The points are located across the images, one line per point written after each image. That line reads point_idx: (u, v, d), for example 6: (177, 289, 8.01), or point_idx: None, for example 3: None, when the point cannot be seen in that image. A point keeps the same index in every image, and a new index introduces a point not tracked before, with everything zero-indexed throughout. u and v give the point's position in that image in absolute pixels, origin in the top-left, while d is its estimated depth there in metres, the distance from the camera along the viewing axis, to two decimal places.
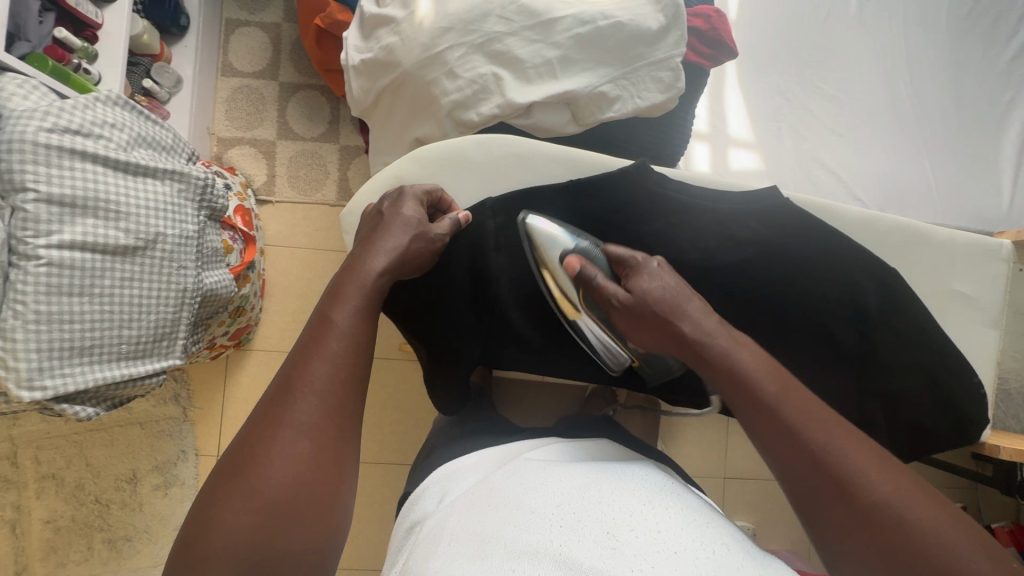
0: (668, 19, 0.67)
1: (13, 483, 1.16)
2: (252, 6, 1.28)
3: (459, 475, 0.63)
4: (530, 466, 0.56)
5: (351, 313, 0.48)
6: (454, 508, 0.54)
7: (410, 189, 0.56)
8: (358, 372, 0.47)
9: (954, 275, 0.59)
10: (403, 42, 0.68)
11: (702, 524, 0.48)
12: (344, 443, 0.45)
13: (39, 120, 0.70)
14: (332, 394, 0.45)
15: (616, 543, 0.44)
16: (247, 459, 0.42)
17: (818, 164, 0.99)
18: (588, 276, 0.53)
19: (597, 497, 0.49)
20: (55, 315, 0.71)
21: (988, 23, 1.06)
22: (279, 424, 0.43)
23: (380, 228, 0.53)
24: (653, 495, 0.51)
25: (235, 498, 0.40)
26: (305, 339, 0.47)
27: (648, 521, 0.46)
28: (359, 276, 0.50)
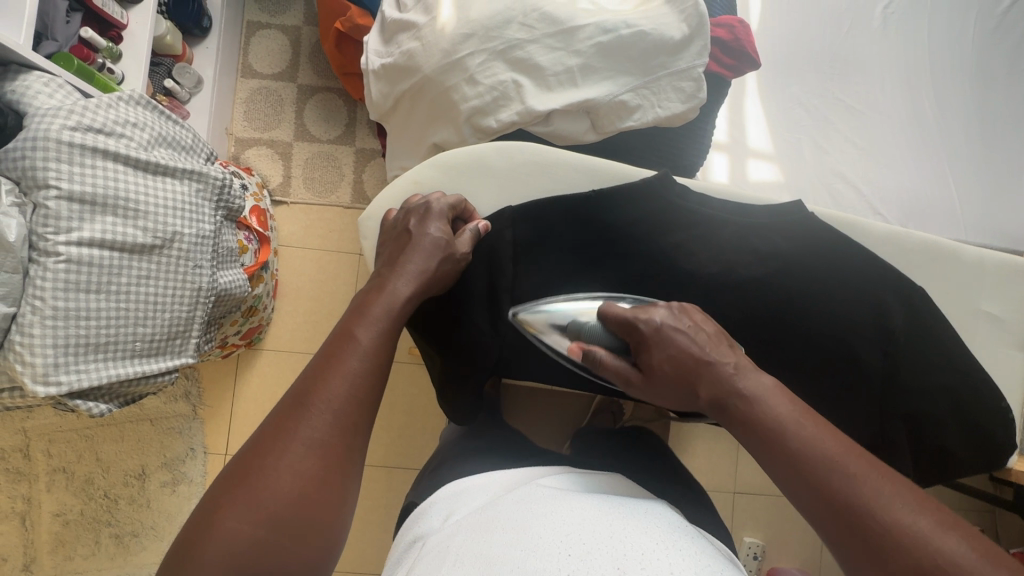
0: (691, 28, 0.67)
1: (25, 475, 1.17)
2: (273, 8, 1.29)
3: (465, 496, 0.62)
4: (541, 496, 0.54)
5: (374, 332, 0.48)
6: (459, 530, 0.53)
7: (435, 202, 0.56)
8: (374, 393, 0.47)
9: (982, 295, 0.57)
10: (424, 47, 0.68)
11: (717, 570, 0.46)
12: (352, 466, 0.44)
13: (63, 118, 0.71)
14: (347, 413, 0.44)
15: (626, 575, 0.42)
16: (254, 468, 0.41)
17: (840, 177, 0.97)
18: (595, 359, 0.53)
19: (607, 529, 0.47)
20: (72, 311, 0.71)
21: (1017, 37, 1.04)
22: (290, 437, 0.42)
23: (407, 247, 0.54)
24: (664, 534, 0.49)
25: (237, 507, 0.39)
26: (327, 352, 0.47)
27: (660, 557, 0.44)
28: (386, 297, 0.50)
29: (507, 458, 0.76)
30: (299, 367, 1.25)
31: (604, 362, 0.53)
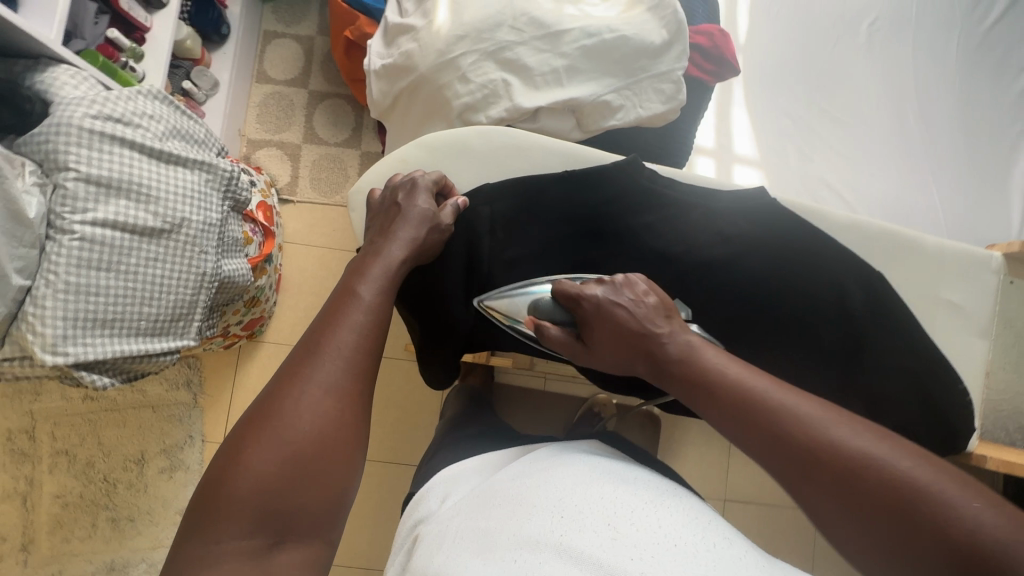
0: (671, 34, 0.71)
1: (29, 457, 1.21)
2: (289, 19, 1.36)
3: (464, 475, 0.64)
4: (535, 463, 0.57)
5: (375, 289, 0.54)
6: (459, 508, 0.55)
7: (422, 178, 0.60)
8: (377, 343, 0.52)
9: (941, 285, 0.63)
10: (421, 48, 0.73)
11: (704, 521, 0.49)
12: (362, 406, 0.49)
13: (86, 108, 0.77)
14: (355, 360, 0.50)
15: (617, 535, 0.46)
16: (274, 410, 0.46)
17: (823, 183, 1.00)
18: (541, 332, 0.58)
19: (599, 490, 0.51)
20: (83, 286, 0.76)
21: (999, 55, 1.07)
22: (304, 382, 0.47)
23: (397, 218, 0.58)
24: (655, 492, 0.52)
25: (263, 442, 0.45)
26: (330, 309, 0.52)
27: (649, 515, 0.48)
28: (384, 260, 0.55)
29: (490, 440, 0.78)
30: None
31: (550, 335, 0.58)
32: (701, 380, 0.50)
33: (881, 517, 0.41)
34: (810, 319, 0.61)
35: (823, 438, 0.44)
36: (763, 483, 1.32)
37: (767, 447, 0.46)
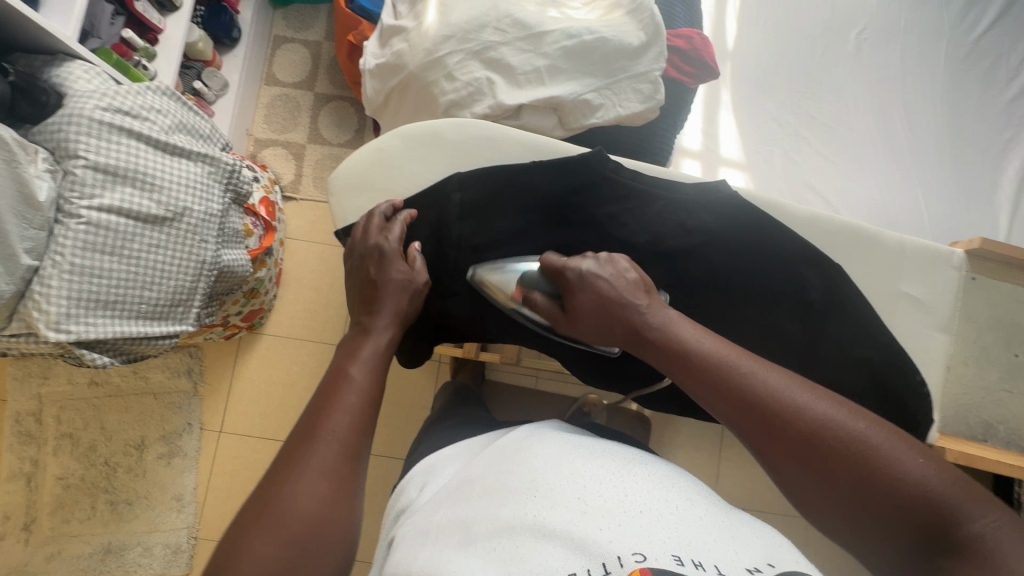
0: (648, 36, 0.74)
1: (35, 438, 1.25)
2: (298, 25, 1.42)
3: (443, 462, 0.64)
4: (511, 446, 0.56)
5: (366, 368, 0.54)
6: (440, 498, 0.54)
7: (387, 245, 0.63)
8: (372, 422, 0.51)
9: (902, 276, 0.64)
10: (410, 47, 0.77)
11: (671, 484, 0.48)
12: (358, 486, 0.47)
13: (97, 100, 0.81)
14: (351, 439, 0.48)
15: (585, 507, 0.44)
16: (270, 498, 0.43)
17: (809, 188, 1.02)
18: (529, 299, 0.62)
19: (568, 465, 0.49)
20: (87, 269, 0.80)
21: (988, 65, 1.08)
22: (302, 466, 0.45)
23: (376, 293, 0.60)
24: (623, 462, 0.51)
25: (257, 534, 0.41)
26: (323, 393, 0.51)
27: (617, 484, 0.46)
28: (373, 341, 0.57)
29: (468, 426, 0.80)
30: (295, 352, 1.32)
31: (537, 302, 0.62)
32: (675, 346, 0.52)
33: (835, 479, 0.42)
34: (771, 306, 0.63)
35: (789, 401, 0.45)
36: (752, 488, 1.31)
37: (733, 408, 0.47)
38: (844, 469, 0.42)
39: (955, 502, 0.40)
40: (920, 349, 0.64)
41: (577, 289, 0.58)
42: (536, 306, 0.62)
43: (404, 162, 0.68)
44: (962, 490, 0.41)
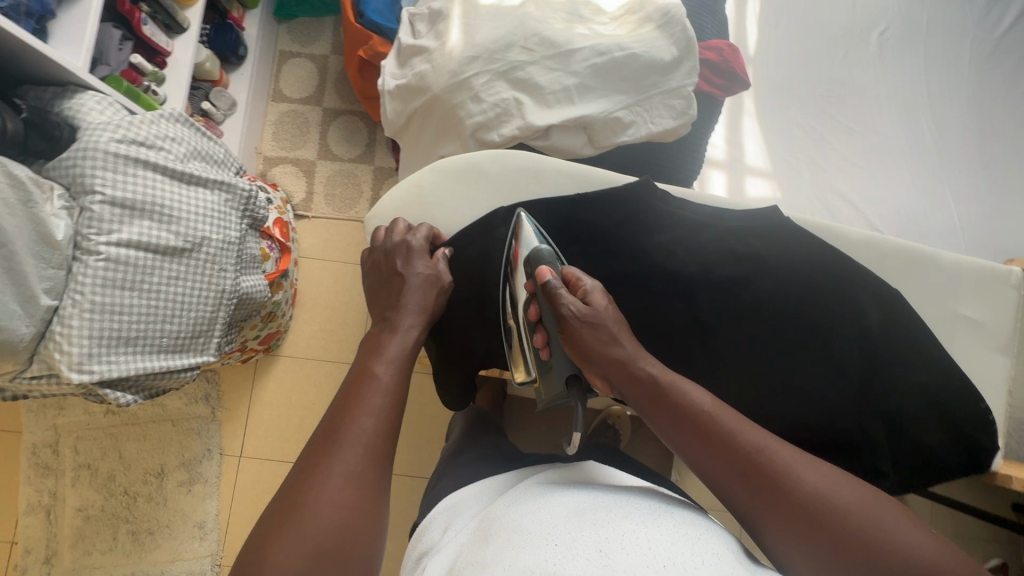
0: (680, 51, 0.72)
1: (52, 470, 1.23)
2: (304, 39, 1.40)
3: (466, 504, 0.61)
4: (530, 495, 0.53)
5: (391, 368, 0.52)
6: (462, 542, 0.51)
7: (414, 240, 0.63)
8: (397, 425, 0.49)
9: (960, 299, 0.65)
10: (434, 69, 0.74)
11: (696, 538, 0.44)
12: (383, 492, 0.46)
13: (111, 132, 0.79)
14: (374, 446, 0.47)
15: (606, 561, 0.40)
16: (295, 505, 0.42)
17: (838, 195, 1.00)
18: (549, 285, 0.58)
19: (590, 518, 0.46)
20: (107, 306, 0.78)
21: (1015, 61, 1.06)
22: (325, 471, 0.44)
23: (401, 288, 0.60)
24: (647, 513, 0.48)
25: (283, 543, 0.40)
26: (347, 392, 0.50)
27: (639, 536, 0.43)
28: (399, 336, 0.55)
29: (504, 456, 0.77)
30: (313, 374, 1.29)
31: (558, 292, 0.57)
32: (678, 406, 0.52)
33: (836, 547, 0.43)
34: (825, 333, 0.62)
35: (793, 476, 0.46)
36: None
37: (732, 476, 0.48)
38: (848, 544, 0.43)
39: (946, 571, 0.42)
40: (978, 368, 0.65)
41: (607, 298, 0.58)
42: (555, 294, 0.57)
43: (444, 199, 0.67)
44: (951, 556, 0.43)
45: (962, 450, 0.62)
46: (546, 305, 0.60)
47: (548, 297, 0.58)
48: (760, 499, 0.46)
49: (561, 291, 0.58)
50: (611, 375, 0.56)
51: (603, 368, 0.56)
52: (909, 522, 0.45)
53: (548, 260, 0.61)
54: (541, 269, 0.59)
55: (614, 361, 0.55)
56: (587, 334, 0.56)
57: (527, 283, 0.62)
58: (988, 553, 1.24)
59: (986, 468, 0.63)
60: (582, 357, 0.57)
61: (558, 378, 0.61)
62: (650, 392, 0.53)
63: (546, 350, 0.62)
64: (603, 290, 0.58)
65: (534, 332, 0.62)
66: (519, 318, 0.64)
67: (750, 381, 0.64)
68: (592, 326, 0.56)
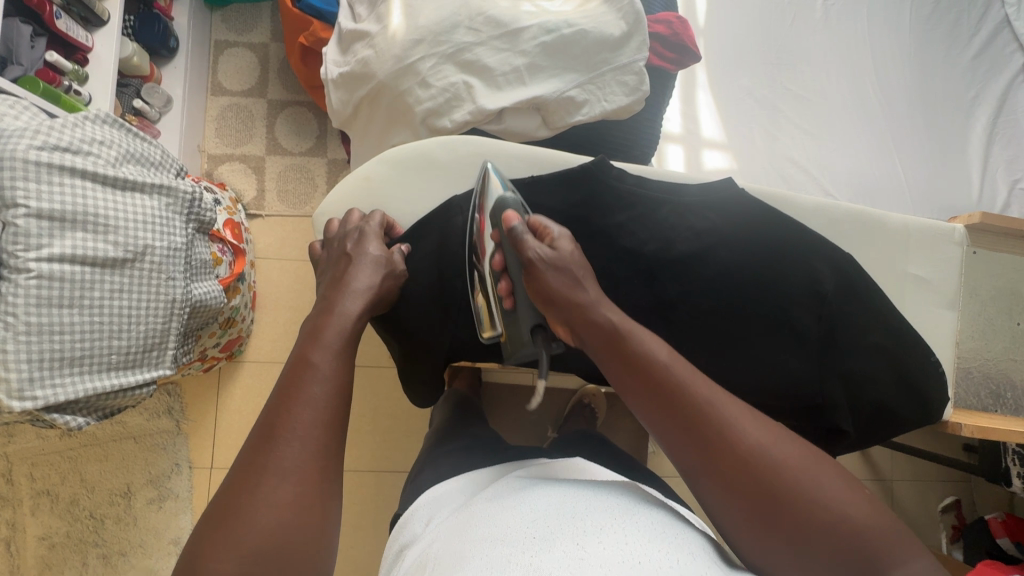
0: (629, 25, 0.70)
1: (8, 500, 1.16)
2: (240, 27, 1.32)
3: (446, 497, 0.61)
4: (509, 489, 0.53)
5: (333, 357, 0.49)
6: (438, 533, 0.51)
7: (368, 226, 0.61)
8: (341, 414, 0.47)
9: (910, 259, 0.67)
10: (377, 54, 0.71)
11: (671, 536, 0.45)
12: (331, 486, 0.44)
13: (30, 138, 0.73)
14: (318, 439, 0.44)
15: (583, 553, 0.41)
16: (235, 509, 0.40)
17: (791, 162, 1.01)
18: (512, 231, 0.54)
19: (565, 512, 0.47)
20: (45, 327, 0.73)
21: (951, 22, 1.10)
22: (264, 471, 0.42)
23: (349, 267, 0.57)
24: (622, 509, 0.48)
25: (222, 551, 0.39)
26: (285, 383, 0.47)
27: (614, 532, 0.44)
28: (338, 319, 0.52)
29: (480, 448, 0.77)
30: None
31: (522, 239, 0.54)
32: (636, 361, 0.48)
33: (767, 503, 0.43)
34: (786, 304, 0.63)
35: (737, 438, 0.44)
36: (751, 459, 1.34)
37: (677, 431, 0.46)
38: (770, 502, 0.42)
39: (860, 521, 0.42)
40: (928, 325, 0.68)
41: (575, 244, 0.55)
42: (519, 239, 0.54)
43: (397, 191, 0.66)
44: (867, 508, 0.43)
45: (915, 405, 0.65)
46: (510, 252, 0.56)
47: (512, 243, 0.55)
48: (701, 453, 0.45)
49: (526, 236, 0.54)
50: (572, 318, 0.52)
51: (563, 311, 0.52)
52: (836, 478, 0.44)
53: (514, 206, 0.57)
54: (507, 214, 0.55)
55: (578, 305, 0.52)
56: (554, 277, 0.52)
57: (492, 233, 0.59)
58: (942, 493, 1.33)
59: (941, 419, 0.67)
60: (543, 300, 0.54)
61: (522, 325, 0.57)
62: (605, 339, 0.50)
63: (509, 300, 0.58)
64: (571, 236, 0.55)
65: (498, 283, 0.59)
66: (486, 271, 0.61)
67: (714, 350, 0.65)
68: (559, 271, 0.53)
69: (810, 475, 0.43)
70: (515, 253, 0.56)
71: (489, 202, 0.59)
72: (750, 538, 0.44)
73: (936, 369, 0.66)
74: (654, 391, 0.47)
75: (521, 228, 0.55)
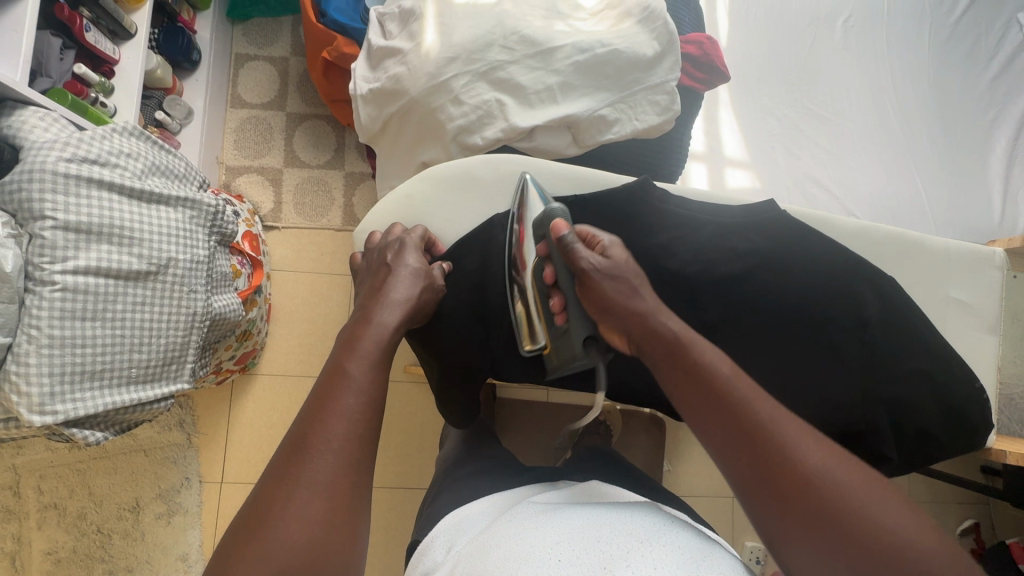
0: (662, 45, 0.70)
1: (14, 514, 1.14)
2: (261, 41, 1.33)
3: (469, 521, 0.59)
4: (535, 511, 0.52)
5: (366, 366, 0.48)
6: (464, 553, 0.50)
7: (408, 238, 0.61)
8: (373, 427, 0.45)
9: (951, 283, 0.67)
10: (410, 71, 0.71)
11: (702, 560, 0.44)
12: (360, 505, 0.42)
13: (59, 151, 0.73)
14: (348, 452, 0.43)
15: None
16: (261, 524, 0.39)
17: (813, 181, 1.01)
18: (564, 240, 0.56)
19: (594, 535, 0.45)
20: (68, 340, 0.72)
21: (969, 46, 1.11)
22: (294, 484, 0.40)
23: (388, 278, 0.56)
24: (651, 530, 0.47)
25: (249, 565, 0.37)
26: (318, 392, 0.46)
27: (644, 555, 0.43)
28: (374, 329, 0.51)
29: (505, 468, 0.75)
30: (294, 390, 1.24)
31: (574, 248, 0.55)
32: (692, 370, 0.48)
33: (822, 527, 0.39)
34: (827, 327, 0.63)
35: (793, 454, 0.42)
36: None
37: (729, 441, 0.45)
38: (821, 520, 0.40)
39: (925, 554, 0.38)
40: (966, 348, 0.67)
41: (626, 253, 0.56)
42: (571, 249, 0.55)
43: (436, 207, 0.66)
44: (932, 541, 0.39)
45: (960, 430, 0.64)
46: (562, 264, 0.58)
47: (565, 253, 0.56)
48: (754, 472, 0.43)
49: (578, 246, 0.56)
50: (631, 330, 0.53)
51: (623, 321, 0.54)
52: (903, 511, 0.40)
53: (563, 216, 0.59)
54: (554, 224, 0.57)
55: (637, 314, 0.53)
56: (609, 287, 0.54)
57: (540, 243, 0.60)
58: (961, 516, 1.32)
59: (984, 446, 0.65)
60: (599, 310, 0.55)
61: (574, 338, 0.58)
62: (665, 345, 0.50)
63: (562, 316, 0.59)
64: (622, 244, 0.56)
65: (550, 298, 0.60)
66: (530, 285, 0.61)
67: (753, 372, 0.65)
68: (612, 280, 0.54)
69: (872, 501, 0.40)
70: (566, 263, 0.57)
71: (535, 213, 0.61)
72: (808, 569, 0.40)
73: (982, 394, 0.65)
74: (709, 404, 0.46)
75: (572, 238, 0.56)
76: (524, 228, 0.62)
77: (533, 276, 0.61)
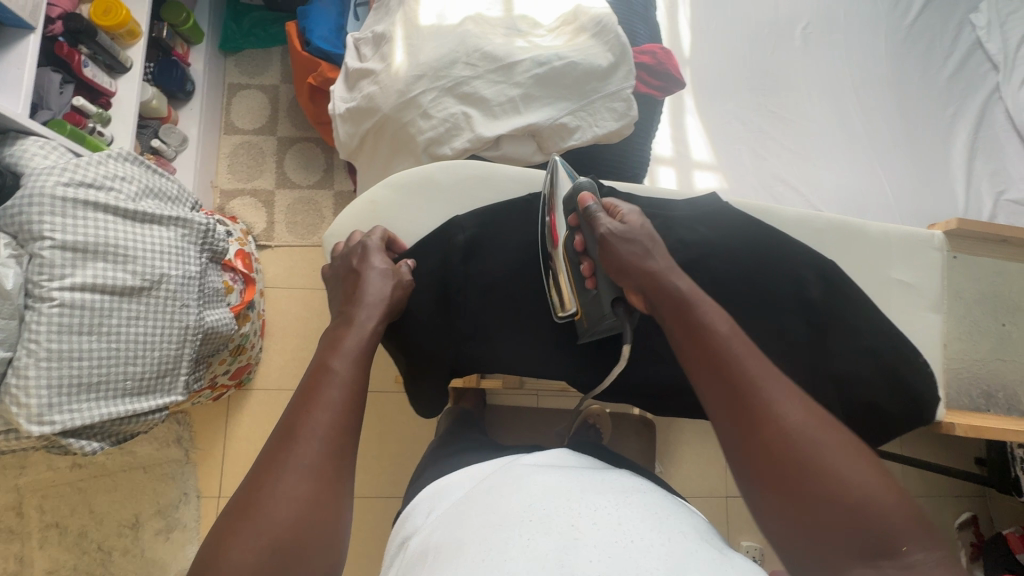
0: (616, 57, 0.75)
1: (17, 534, 1.16)
2: (252, 71, 1.40)
3: (449, 489, 0.61)
4: (512, 475, 0.54)
5: (348, 361, 0.51)
6: (441, 520, 0.52)
7: (371, 241, 0.65)
8: (357, 416, 0.49)
9: (894, 265, 0.71)
10: (382, 90, 0.76)
11: (667, 516, 0.46)
12: (344, 486, 0.45)
13: (57, 176, 0.78)
14: (332, 437, 0.46)
15: (579, 534, 0.42)
16: (252, 503, 0.41)
17: (781, 180, 1.05)
18: (587, 210, 0.61)
19: (566, 495, 0.48)
20: (65, 353, 0.76)
21: (925, 46, 1.15)
22: (281, 466, 0.43)
23: (358, 281, 0.60)
24: (618, 491, 0.50)
25: (242, 538, 0.40)
26: (304, 387, 0.49)
27: (610, 512, 0.45)
28: (356, 330, 0.55)
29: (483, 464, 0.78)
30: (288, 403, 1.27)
31: (597, 216, 0.60)
32: (695, 328, 0.51)
33: (792, 476, 0.42)
34: (778, 311, 0.67)
35: (774, 411, 0.44)
36: None
37: (720, 394, 0.47)
38: (791, 472, 0.42)
39: (896, 522, 0.40)
40: (915, 328, 0.70)
41: (643, 218, 0.60)
42: (593, 217, 0.60)
43: (401, 212, 0.70)
44: (914, 524, 0.41)
45: (912, 405, 0.67)
46: (588, 232, 0.62)
47: (588, 221, 0.61)
48: (737, 423, 0.45)
49: (600, 213, 0.61)
50: (644, 287, 0.56)
51: (637, 281, 0.56)
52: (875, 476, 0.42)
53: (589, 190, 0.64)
54: (581, 196, 0.63)
55: (648, 273, 0.55)
56: (624, 247, 0.57)
57: (569, 218, 0.65)
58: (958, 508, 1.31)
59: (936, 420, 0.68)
60: (616, 271, 0.59)
61: (603, 300, 0.63)
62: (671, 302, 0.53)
63: (591, 281, 0.64)
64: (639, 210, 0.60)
65: (581, 265, 0.64)
66: (561, 256, 0.66)
67: None
68: (628, 241, 0.58)
69: (846, 460, 0.42)
70: (590, 231, 0.62)
71: (563, 190, 0.66)
72: (772, 518, 0.43)
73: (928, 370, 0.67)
74: (707, 361, 0.48)
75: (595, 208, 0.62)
76: (553, 206, 0.67)
77: (563, 247, 0.65)
